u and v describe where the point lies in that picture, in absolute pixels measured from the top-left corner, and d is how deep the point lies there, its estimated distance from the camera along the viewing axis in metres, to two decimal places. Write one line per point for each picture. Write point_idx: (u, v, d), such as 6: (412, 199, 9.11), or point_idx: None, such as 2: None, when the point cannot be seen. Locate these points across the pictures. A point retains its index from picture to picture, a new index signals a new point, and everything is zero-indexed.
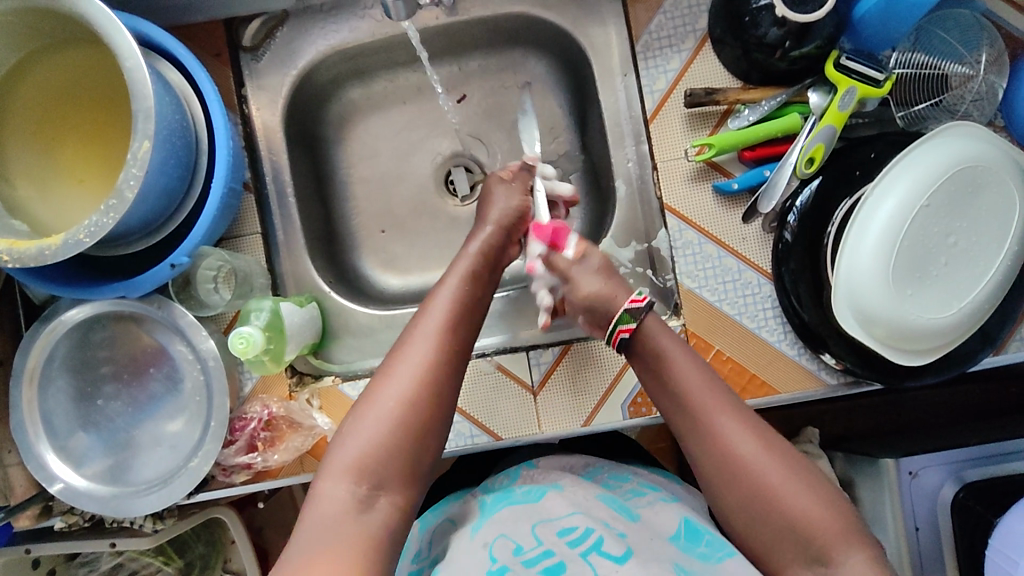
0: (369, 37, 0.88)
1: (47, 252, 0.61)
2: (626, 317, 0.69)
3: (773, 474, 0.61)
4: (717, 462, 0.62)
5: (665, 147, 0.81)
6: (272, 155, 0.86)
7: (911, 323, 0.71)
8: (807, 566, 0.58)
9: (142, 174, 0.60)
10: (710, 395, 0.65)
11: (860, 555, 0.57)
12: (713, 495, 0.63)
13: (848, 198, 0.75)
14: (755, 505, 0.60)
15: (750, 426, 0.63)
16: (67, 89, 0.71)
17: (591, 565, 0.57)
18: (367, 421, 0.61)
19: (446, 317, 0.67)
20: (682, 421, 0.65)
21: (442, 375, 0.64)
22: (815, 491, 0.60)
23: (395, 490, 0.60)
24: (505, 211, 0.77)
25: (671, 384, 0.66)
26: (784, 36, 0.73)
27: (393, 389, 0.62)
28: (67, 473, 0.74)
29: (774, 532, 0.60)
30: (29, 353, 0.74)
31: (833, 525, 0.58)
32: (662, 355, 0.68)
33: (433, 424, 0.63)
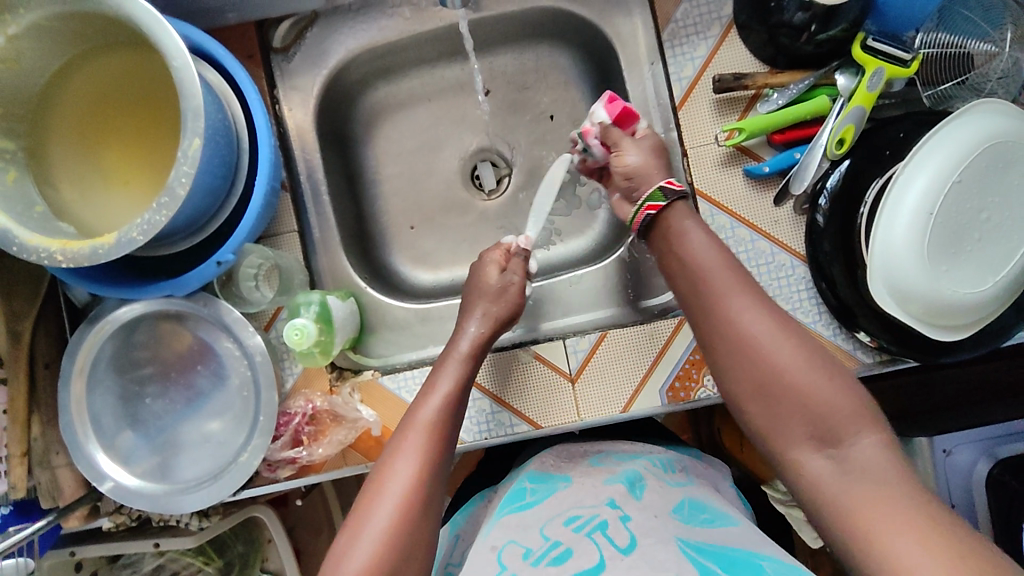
0: (397, 35, 0.89)
1: (101, 251, 0.61)
2: (658, 194, 0.71)
3: (789, 363, 0.60)
4: (731, 345, 0.63)
5: (694, 133, 0.83)
6: (305, 154, 0.88)
7: (946, 300, 0.72)
8: (821, 452, 0.57)
9: (193, 171, 0.61)
10: (728, 281, 0.64)
11: (875, 440, 0.56)
12: (726, 378, 0.63)
13: (878, 178, 0.75)
14: (771, 387, 0.60)
15: (763, 309, 0.63)
16: (107, 94, 0.72)
17: (597, 547, 0.58)
18: (359, 538, 0.60)
19: (433, 426, 0.68)
20: (696, 301, 0.66)
21: (431, 488, 0.64)
22: (831, 375, 0.59)
23: None
24: (491, 310, 0.78)
25: (689, 269, 0.67)
26: (811, 20, 0.74)
27: (383, 506, 0.62)
28: (117, 472, 0.75)
29: (790, 412, 0.59)
30: (76, 353, 0.75)
31: (848, 409, 0.57)
32: (687, 246, 0.68)
33: (424, 539, 0.62)
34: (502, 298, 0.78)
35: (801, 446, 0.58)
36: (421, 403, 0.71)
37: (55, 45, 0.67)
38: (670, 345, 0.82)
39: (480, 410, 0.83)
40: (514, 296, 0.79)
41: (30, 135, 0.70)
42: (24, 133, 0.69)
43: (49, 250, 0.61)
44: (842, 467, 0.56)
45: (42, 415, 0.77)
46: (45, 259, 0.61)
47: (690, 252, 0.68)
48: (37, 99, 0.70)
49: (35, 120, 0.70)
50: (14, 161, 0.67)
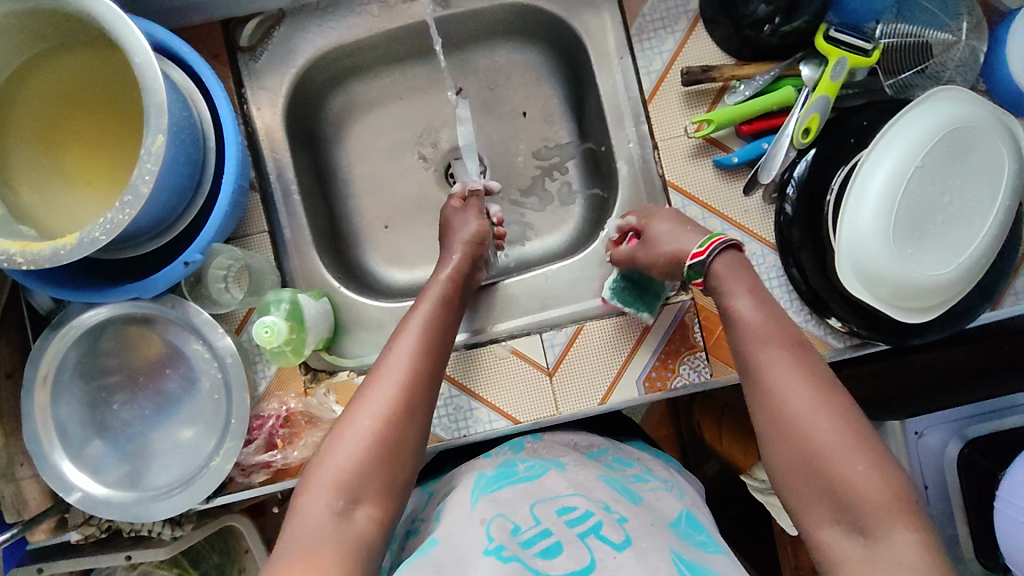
0: (366, 33, 0.89)
1: (63, 252, 0.60)
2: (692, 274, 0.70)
3: (838, 440, 0.55)
4: (772, 418, 0.59)
5: (665, 126, 0.83)
6: (275, 153, 0.87)
7: (912, 282, 0.73)
8: (850, 538, 0.53)
9: (157, 168, 0.60)
10: (778, 354, 0.61)
11: (909, 535, 0.51)
12: (766, 452, 0.60)
13: (843, 166, 0.76)
14: (807, 467, 0.56)
15: (812, 384, 0.58)
16: (68, 93, 0.70)
17: (589, 549, 0.57)
18: (348, 436, 0.62)
19: (421, 339, 0.70)
20: (741, 371, 0.63)
21: (417, 393, 0.66)
22: (878, 460, 0.54)
23: (373, 503, 0.59)
24: (468, 239, 0.82)
25: (735, 334, 0.64)
26: (774, 13, 0.77)
27: (373, 406, 0.63)
28: (84, 481, 0.73)
29: (822, 496, 0.55)
30: (39, 361, 0.73)
31: (887, 500, 0.52)
32: (731, 310, 0.65)
33: (409, 438, 0.64)
34: (470, 224, 0.84)
35: (828, 527, 0.55)
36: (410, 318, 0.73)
37: (13, 43, 0.66)
38: (644, 337, 0.82)
39: (458, 407, 0.82)
40: (478, 220, 0.84)
41: None
42: None
43: (9, 252, 0.60)
44: (869, 552, 0.52)
45: (5, 427, 0.74)
46: (5, 262, 0.60)
47: (735, 319, 0.64)
48: None
49: None
50: None
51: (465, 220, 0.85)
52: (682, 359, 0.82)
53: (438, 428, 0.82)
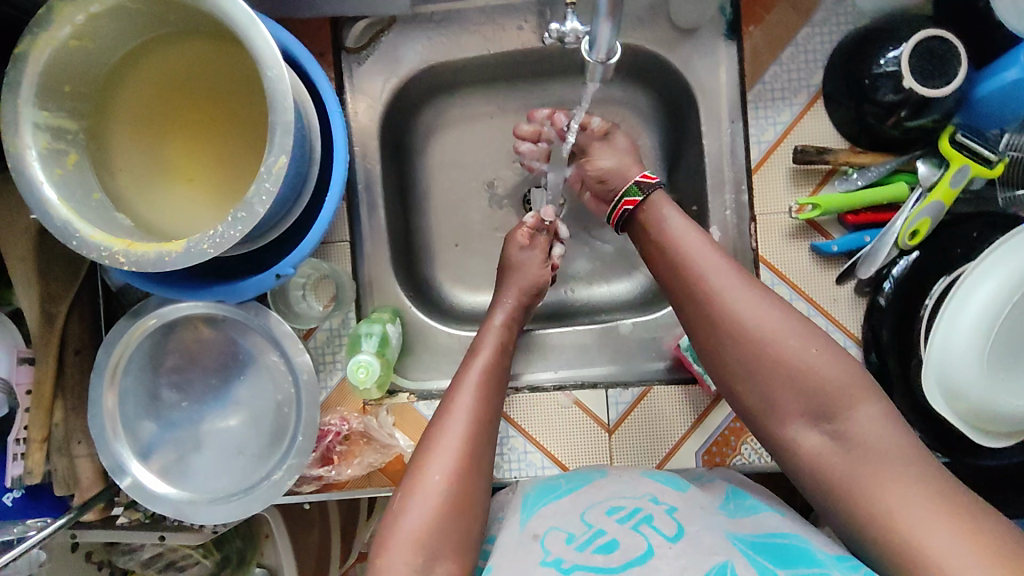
0: (474, 51, 0.86)
1: (166, 258, 0.59)
2: (634, 190, 0.75)
3: (784, 333, 0.61)
4: (718, 325, 0.63)
5: (767, 200, 0.82)
6: (366, 161, 0.85)
7: (998, 409, 0.71)
8: (820, 429, 0.59)
9: (275, 190, 0.58)
10: (712, 259, 0.66)
11: (874, 412, 0.57)
12: (717, 361, 0.64)
13: (945, 276, 0.75)
14: (763, 368, 0.61)
15: (748, 285, 0.64)
16: (177, 81, 0.68)
17: (644, 538, 0.59)
18: (418, 496, 0.62)
19: (480, 386, 0.70)
20: (679, 285, 0.67)
21: (479, 442, 0.66)
22: (823, 348, 0.61)
23: (451, 559, 0.59)
24: (523, 281, 0.82)
25: (670, 252, 0.69)
26: (902, 103, 0.72)
27: (439, 464, 0.63)
28: (142, 472, 0.73)
29: (783, 390, 0.60)
30: (114, 347, 0.72)
31: (843, 382, 0.59)
32: (664, 233, 0.70)
33: (479, 493, 0.64)
34: (531, 271, 0.83)
35: (796, 424, 0.60)
36: (468, 364, 0.73)
37: (133, 28, 0.63)
38: (711, 410, 0.82)
39: (513, 448, 0.82)
40: (539, 269, 0.83)
41: (93, 117, 0.66)
42: (88, 114, 0.65)
43: (112, 249, 0.59)
44: (844, 444, 0.57)
45: (67, 402, 0.74)
46: (106, 258, 0.58)
47: (672, 239, 0.69)
48: (106, 78, 0.66)
49: (100, 100, 0.66)
50: (75, 142, 0.64)
51: (528, 259, 0.83)
52: (745, 438, 0.81)
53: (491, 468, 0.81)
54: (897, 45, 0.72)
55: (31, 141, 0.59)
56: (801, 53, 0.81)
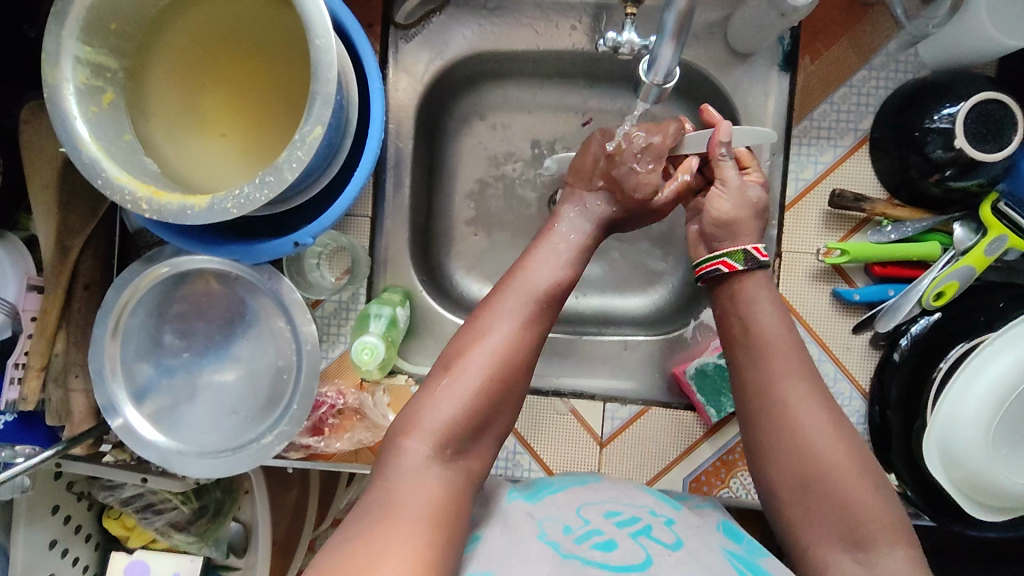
0: (523, 45, 0.84)
1: (188, 211, 0.59)
2: (738, 255, 0.69)
3: (841, 466, 0.60)
4: (782, 430, 0.62)
5: (796, 237, 0.80)
6: (399, 139, 0.84)
7: (994, 481, 0.71)
8: (846, 553, 0.58)
9: (306, 159, 0.58)
10: (785, 367, 0.64)
11: (904, 554, 0.57)
12: (767, 463, 0.63)
13: (964, 341, 0.74)
14: (813, 481, 0.60)
15: (820, 409, 0.63)
16: (223, 33, 0.67)
17: (643, 547, 0.55)
18: (458, 385, 0.62)
19: (536, 284, 0.69)
20: (752, 375, 0.65)
21: (529, 344, 0.66)
22: (872, 487, 0.60)
23: (470, 455, 0.62)
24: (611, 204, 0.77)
25: (755, 343, 0.66)
26: (949, 162, 0.71)
27: (485, 360, 0.63)
28: (132, 412, 0.73)
29: (828, 514, 0.59)
30: (123, 289, 0.72)
31: (886, 521, 0.58)
32: (741, 315, 0.68)
33: (515, 393, 0.65)
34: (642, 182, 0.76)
35: (829, 547, 0.58)
36: (529, 262, 0.71)
37: None
38: (705, 439, 0.81)
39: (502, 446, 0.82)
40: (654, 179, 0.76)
41: (134, 57, 0.65)
42: (130, 54, 0.65)
43: (135, 193, 0.58)
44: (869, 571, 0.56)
45: (70, 333, 0.74)
46: (128, 202, 0.58)
47: (760, 329, 0.67)
48: (151, 21, 0.65)
49: (144, 40, 0.65)
50: (113, 81, 0.63)
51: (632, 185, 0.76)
52: (736, 472, 0.80)
53: None
54: (955, 102, 0.71)
55: (70, 74, 0.58)
56: (853, 95, 0.79)
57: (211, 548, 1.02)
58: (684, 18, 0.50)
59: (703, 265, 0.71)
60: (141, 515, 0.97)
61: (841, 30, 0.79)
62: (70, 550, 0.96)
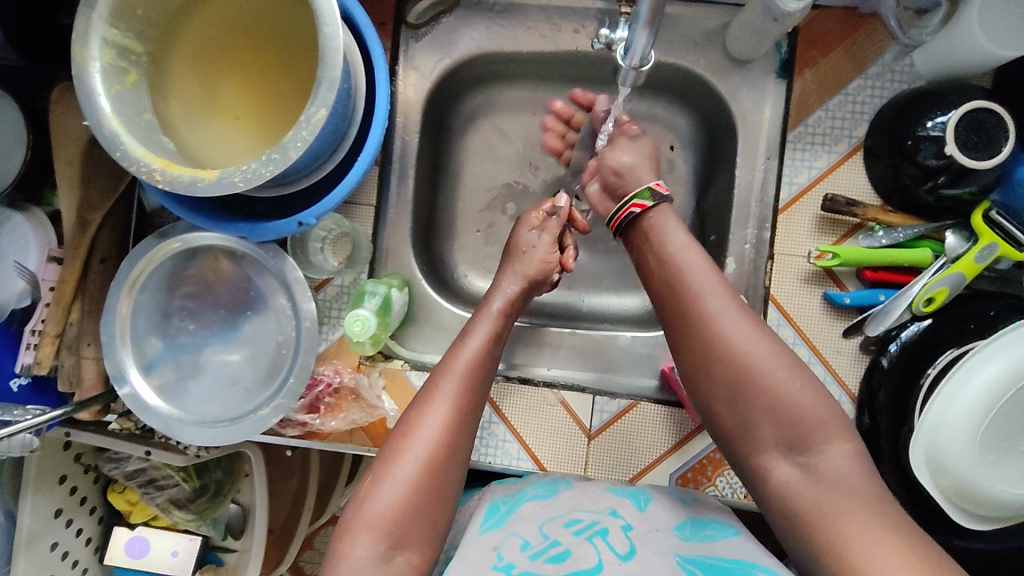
0: (528, 47, 0.88)
1: (199, 183, 0.62)
2: (645, 195, 0.74)
3: (768, 366, 0.60)
4: (707, 349, 0.63)
5: (788, 240, 0.82)
6: (405, 133, 0.88)
7: (983, 490, 0.70)
8: (789, 458, 0.58)
9: (310, 139, 0.61)
10: (709, 281, 0.65)
11: (845, 449, 0.58)
12: (695, 380, 0.64)
13: (952, 349, 0.75)
14: (748, 391, 0.60)
15: (742, 316, 0.63)
16: (242, 23, 0.71)
17: (596, 551, 0.59)
18: (387, 485, 0.60)
19: (469, 370, 0.68)
20: (672, 300, 0.67)
21: (463, 433, 0.65)
22: (805, 381, 0.60)
23: (413, 549, 0.59)
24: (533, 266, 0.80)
25: (669, 265, 0.68)
26: (941, 170, 0.72)
27: (413, 454, 0.62)
28: (136, 379, 0.76)
29: (763, 418, 0.60)
30: (136, 262, 0.76)
31: (824, 417, 0.59)
32: (669, 250, 0.69)
33: (452, 476, 0.63)
34: (537, 255, 0.81)
35: (770, 455, 0.59)
36: (459, 349, 0.70)
37: None
38: (693, 436, 0.82)
39: (492, 435, 0.83)
40: (544, 255, 0.81)
41: (158, 42, 0.70)
42: (154, 39, 0.69)
43: (150, 166, 0.62)
44: (811, 474, 0.57)
45: (84, 304, 0.78)
46: (144, 174, 0.62)
47: (673, 253, 0.69)
48: (176, 9, 0.70)
49: (168, 28, 0.70)
50: (138, 64, 0.68)
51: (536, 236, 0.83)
52: (722, 470, 0.81)
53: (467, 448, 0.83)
54: (946, 111, 0.72)
55: (97, 53, 0.63)
56: (848, 103, 0.81)
57: (208, 527, 1.05)
58: (656, 7, 0.51)
59: (618, 214, 0.76)
60: (143, 490, 1.00)
61: (838, 39, 0.81)
62: (74, 521, 0.99)
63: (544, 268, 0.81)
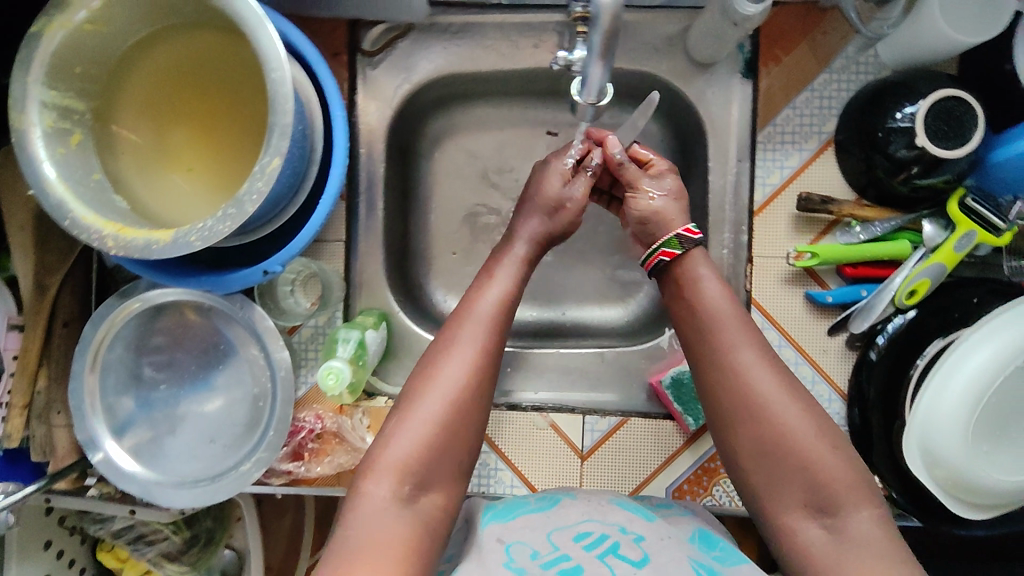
0: (488, 65, 0.86)
1: (154, 246, 0.60)
2: (674, 242, 0.72)
3: (801, 428, 0.61)
4: (743, 406, 0.63)
5: (765, 242, 0.81)
6: (369, 163, 0.85)
7: (975, 478, 0.70)
8: (813, 519, 0.59)
9: (266, 190, 0.59)
10: (744, 337, 0.65)
11: (870, 516, 0.57)
12: (726, 436, 0.64)
13: (940, 338, 0.74)
14: (780, 452, 0.61)
15: (778, 375, 0.63)
16: (188, 69, 0.69)
17: (609, 567, 0.55)
18: (414, 423, 0.62)
19: (493, 312, 0.69)
20: (705, 352, 0.67)
21: (485, 377, 0.66)
22: (835, 448, 0.61)
23: (434, 491, 0.61)
24: (535, 232, 0.77)
25: (702, 317, 0.68)
26: (915, 160, 0.71)
27: (438, 392, 0.63)
28: (110, 444, 0.74)
29: (795, 480, 0.60)
30: (99, 324, 0.73)
31: (851, 482, 0.59)
32: (701, 299, 0.69)
33: (477, 416, 0.65)
34: (551, 189, 0.77)
35: (795, 515, 0.59)
36: (480, 292, 0.71)
37: (146, 15, 0.64)
38: (685, 448, 0.81)
39: (484, 464, 0.82)
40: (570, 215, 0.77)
41: (101, 98, 0.67)
42: (97, 95, 0.66)
43: (101, 231, 0.60)
44: (837, 538, 0.57)
45: (50, 370, 0.75)
46: (96, 241, 0.60)
47: (705, 304, 0.68)
48: (117, 62, 0.67)
49: (110, 82, 0.67)
50: (81, 122, 0.65)
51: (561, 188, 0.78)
52: (718, 479, 0.80)
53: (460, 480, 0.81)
54: (914, 101, 0.71)
55: (36, 118, 0.60)
56: (815, 99, 0.80)
57: None
58: (609, 37, 0.50)
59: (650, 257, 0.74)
60: (133, 546, 0.97)
61: (800, 35, 0.80)
62: None
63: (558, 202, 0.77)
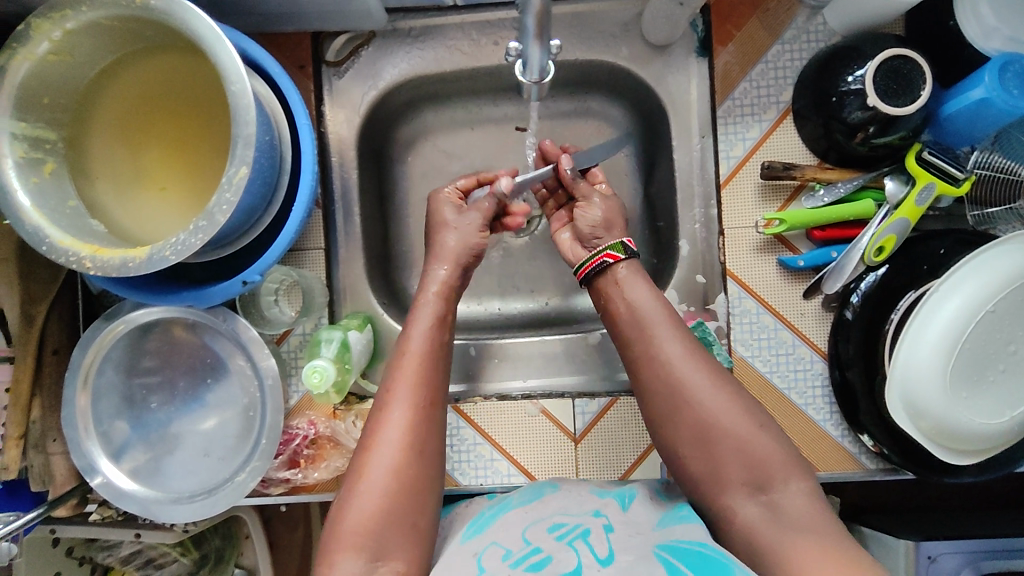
0: (451, 66, 0.88)
1: (131, 263, 0.61)
2: (618, 247, 0.74)
3: (728, 413, 0.63)
4: (674, 400, 0.64)
5: (735, 214, 0.83)
6: (343, 171, 0.87)
7: (957, 424, 0.71)
8: (754, 498, 0.60)
9: (235, 200, 0.60)
10: (669, 332, 0.67)
11: (802, 486, 0.60)
12: (662, 430, 0.66)
13: (912, 291, 0.76)
14: (713, 437, 0.62)
15: (704, 365, 0.65)
16: (154, 92, 0.71)
17: (576, 554, 0.56)
18: (360, 496, 0.60)
19: (420, 361, 0.67)
20: (637, 351, 0.68)
21: (428, 431, 0.64)
22: (763, 429, 0.62)
23: (395, 559, 0.59)
24: (455, 249, 0.75)
25: (634, 317, 0.69)
26: (869, 121, 0.72)
27: (379, 460, 0.61)
28: (108, 468, 0.75)
29: (730, 462, 0.61)
30: (86, 349, 0.74)
31: (783, 459, 0.61)
32: (631, 301, 0.70)
33: (427, 473, 0.63)
34: (467, 235, 0.77)
35: (736, 494, 0.61)
36: (405, 341, 0.68)
37: (108, 42, 0.65)
38: None
39: (479, 456, 0.83)
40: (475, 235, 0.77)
41: (71, 126, 0.68)
42: (67, 124, 0.68)
43: (79, 253, 0.61)
44: (775, 512, 0.59)
45: (43, 399, 0.75)
46: (74, 263, 0.61)
47: (635, 305, 0.69)
48: (85, 90, 0.68)
49: (79, 110, 0.69)
50: (53, 152, 0.66)
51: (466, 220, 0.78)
52: None
53: (456, 474, 0.82)
54: (863, 64, 0.73)
55: (8, 150, 0.61)
56: (770, 70, 0.82)
57: None
58: (543, 21, 0.52)
59: (588, 263, 0.75)
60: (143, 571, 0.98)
61: (750, 9, 0.82)
62: None
63: (473, 250, 0.76)
